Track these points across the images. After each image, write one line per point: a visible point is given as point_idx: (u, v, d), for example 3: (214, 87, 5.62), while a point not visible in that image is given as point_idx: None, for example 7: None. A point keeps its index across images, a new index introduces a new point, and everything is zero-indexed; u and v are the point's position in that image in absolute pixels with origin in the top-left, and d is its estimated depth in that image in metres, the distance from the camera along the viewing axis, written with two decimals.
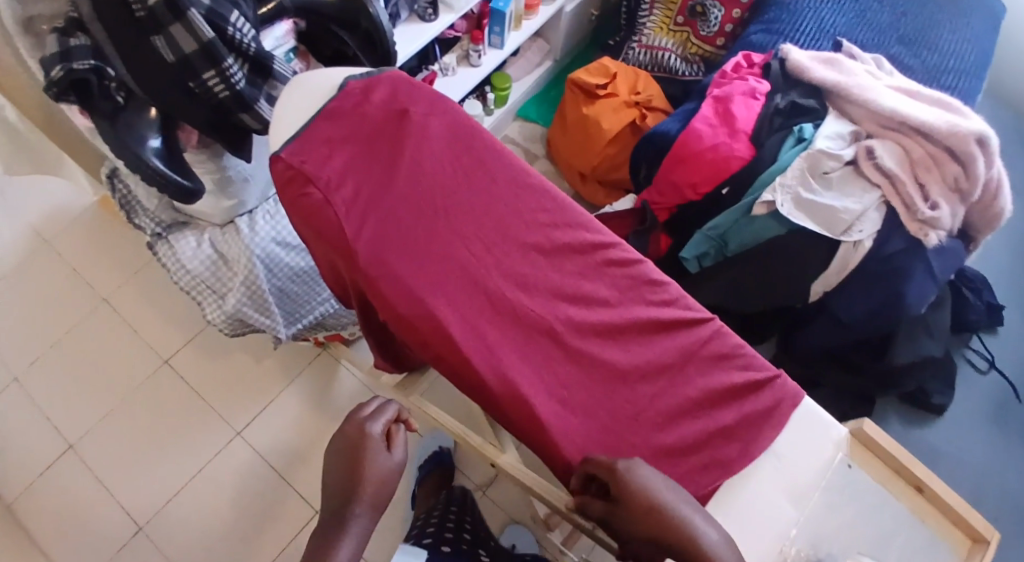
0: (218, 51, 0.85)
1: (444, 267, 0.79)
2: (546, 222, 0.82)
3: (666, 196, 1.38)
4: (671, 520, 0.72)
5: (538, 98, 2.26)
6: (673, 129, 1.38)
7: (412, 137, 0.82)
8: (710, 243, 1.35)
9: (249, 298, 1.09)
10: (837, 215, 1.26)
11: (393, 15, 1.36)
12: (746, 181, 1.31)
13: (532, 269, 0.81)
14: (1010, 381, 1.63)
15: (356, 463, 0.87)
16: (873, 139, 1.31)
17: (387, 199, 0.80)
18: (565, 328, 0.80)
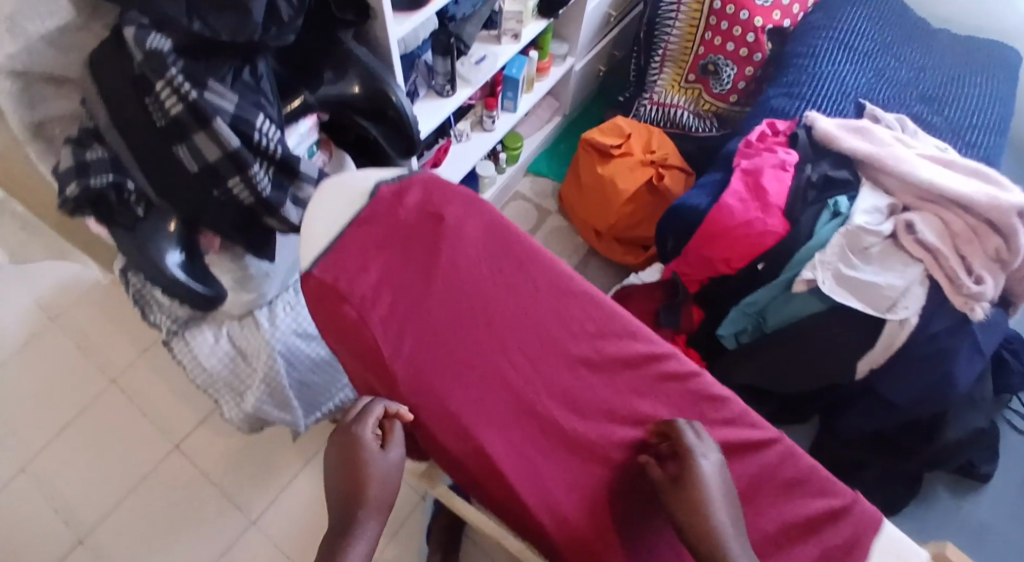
0: (244, 159, 0.90)
1: (491, 385, 0.83)
2: (594, 335, 0.86)
3: (695, 269, 1.33)
4: (721, 505, 0.76)
5: (548, 154, 2.15)
6: (702, 205, 1.31)
7: (448, 246, 0.88)
8: (748, 320, 1.30)
9: (269, 394, 1.05)
10: (881, 292, 1.21)
11: (411, 93, 1.34)
12: (783, 256, 1.25)
13: (571, 376, 0.85)
14: None
15: (352, 468, 0.77)
16: (912, 211, 1.27)
17: (426, 306, 0.85)
18: (606, 435, 0.83)
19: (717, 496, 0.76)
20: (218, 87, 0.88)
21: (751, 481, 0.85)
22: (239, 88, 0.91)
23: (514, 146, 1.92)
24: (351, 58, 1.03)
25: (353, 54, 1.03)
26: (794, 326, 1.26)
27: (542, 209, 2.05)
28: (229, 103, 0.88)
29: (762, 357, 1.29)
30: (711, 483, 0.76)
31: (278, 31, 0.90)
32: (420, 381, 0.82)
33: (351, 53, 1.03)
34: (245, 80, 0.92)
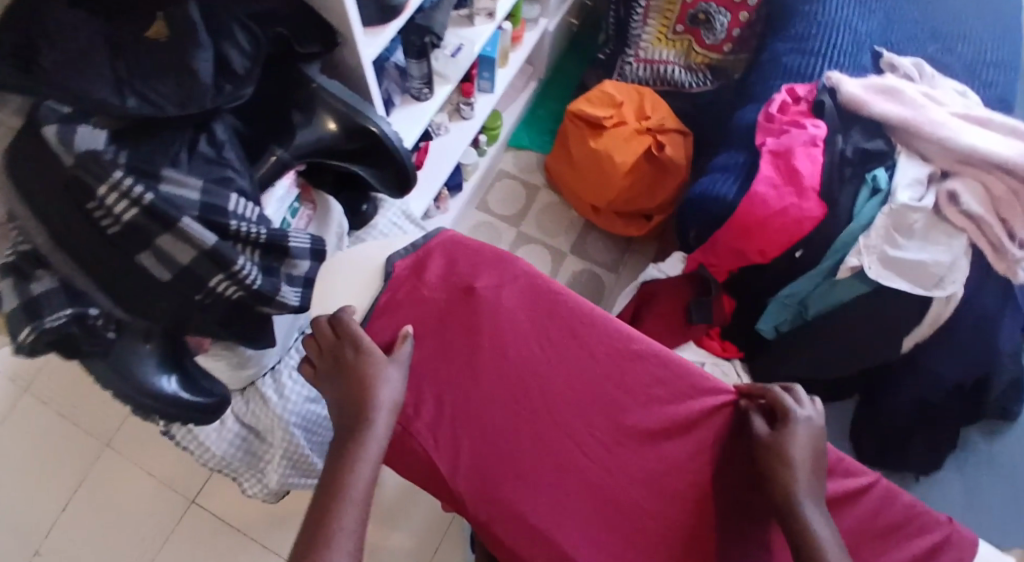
0: (227, 255, 0.77)
1: (557, 462, 0.83)
2: (648, 393, 0.86)
3: (724, 259, 1.25)
4: (811, 467, 0.79)
5: (528, 124, 1.91)
6: (730, 195, 1.22)
7: (488, 319, 0.88)
8: (789, 310, 1.21)
9: (292, 466, 1.01)
10: (927, 270, 1.12)
11: (387, 102, 1.17)
12: (823, 243, 1.17)
13: (639, 448, 0.84)
14: None
15: (356, 381, 0.81)
16: (952, 179, 1.18)
17: (478, 397, 0.85)
18: (686, 505, 0.82)
19: (805, 461, 0.79)
20: (174, 175, 0.77)
21: (848, 530, 0.86)
22: (201, 165, 0.81)
23: (494, 125, 1.70)
24: (319, 96, 0.93)
25: (320, 92, 0.93)
26: (838, 313, 1.18)
27: (531, 185, 1.83)
28: (194, 191, 0.77)
29: (806, 346, 1.23)
30: (802, 449, 0.80)
31: (233, 88, 0.81)
32: (487, 481, 0.82)
33: (320, 90, 0.93)
34: (204, 153, 0.82)
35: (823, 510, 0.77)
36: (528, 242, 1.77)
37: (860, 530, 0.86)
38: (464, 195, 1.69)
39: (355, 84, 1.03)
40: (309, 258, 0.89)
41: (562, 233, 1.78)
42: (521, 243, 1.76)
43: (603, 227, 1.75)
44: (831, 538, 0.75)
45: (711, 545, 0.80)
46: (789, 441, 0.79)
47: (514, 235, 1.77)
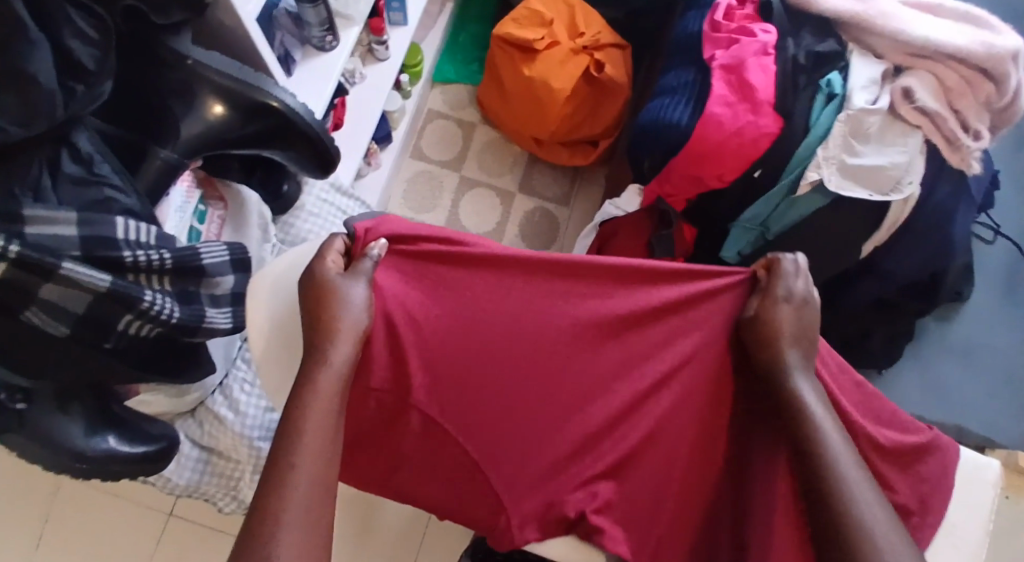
0: (132, 294, 0.71)
1: (557, 378, 0.83)
2: (641, 297, 0.86)
3: (682, 187, 1.20)
4: (795, 338, 0.80)
5: (450, 52, 1.81)
6: (685, 119, 1.16)
7: (469, 256, 0.85)
8: (751, 234, 1.19)
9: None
10: (885, 172, 1.08)
11: (283, 59, 1.05)
12: (780, 159, 1.13)
13: (639, 357, 0.85)
14: (1019, 247, 1.48)
15: (321, 303, 0.77)
16: (907, 75, 1.12)
17: (468, 346, 0.82)
18: (695, 397, 0.84)
19: (787, 332, 0.80)
20: (42, 210, 0.68)
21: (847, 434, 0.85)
22: (69, 188, 0.74)
23: (415, 62, 1.65)
24: (198, 74, 0.82)
25: (199, 70, 0.82)
26: (800, 230, 1.16)
27: (465, 123, 1.77)
28: (70, 226, 0.69)
29: None
30: (788, 323, 0.81)
31: (87, 88, 0.73)
32: (494, 433, 0.81)
33: (199, 67, 0.82)
34: (71, 173, 0.74)
35: (813, 378, 0.80)
36: (471, 184, 1.73)
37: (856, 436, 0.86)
38: (394, 145, 1.65)
39: (246, 50, 0.90)
40: (230, 271, 0.84)
41: (507, 169, 1.74)
42: (466, 189, 1.72)
43: (547, 159, 1.72)
44: (822, 406, 0.77)
45: (725, 434, 0.83)
46: (769, 318, 0.82)
47: (457, 180, 1.72)
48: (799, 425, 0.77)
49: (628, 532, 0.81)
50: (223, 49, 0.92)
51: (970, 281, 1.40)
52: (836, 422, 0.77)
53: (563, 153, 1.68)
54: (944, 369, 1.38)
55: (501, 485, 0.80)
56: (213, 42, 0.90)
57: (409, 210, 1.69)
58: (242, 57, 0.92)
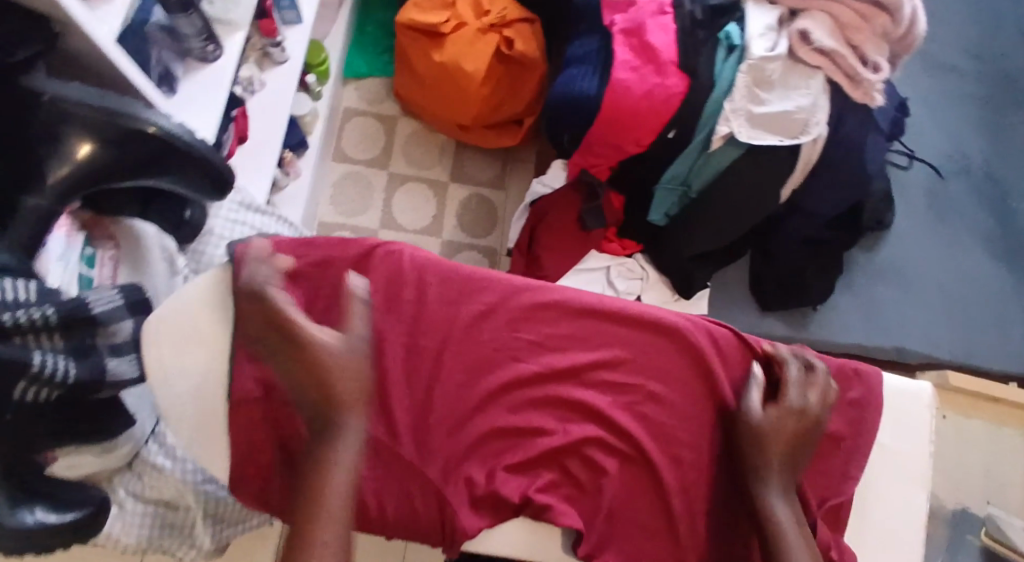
0: (21, 359, 0.68)
1: (479, 374, 0.84)
2: (571, 303, 0.87)
3: (603, 156, 1.20)
4: (783, 461, 0.80)
5: (358, 45, 1.77)
6: (594, 90, 1.14)
7: (379, 267, 0.86)
8: (675, 193, 1.20)
9: (221, 520, 1.00)
10: (792, 118, 1.10)
11: (163, 77, 1.01)
12: (692, 117, 1.13)
13: (560, 340, 0.86)
14: (934, 168, 1.52)
15: (316, 367, 0.75)
16: (802, 18, 1.13)
17: (386, 348, 0.83)
18: (638, 411, 0.85)
19: (783, 444, 0.80)
20: None
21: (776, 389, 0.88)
22: None
23: (319, 61, 1.61)
24: (60, 110, 0.78)
25: (61, 105, 0.78)
26: (719, 184, 1.16)
27: (385, 117, 1.75)
28: None
29: (698, 222, 1.20)
30: (782, 427, 0.80)
31: None
32: (427, 430, 0.81)
33: (59, 101, 0.78)
34: None
35: (789, 498, 0.79)
36: (400, 179, 1.70)
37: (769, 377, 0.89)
38: (312, 150, 1.61)
39: (121, 77, 0.86)
40: (128, 315, 0.81)
41: (436, 160, 1.73)
42: (396, 185, 1.70)
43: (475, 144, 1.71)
44: (796, 522, 0.77)
45: (659, 414, 0.86)
46: (771, 431, 0.80)
47: (385, 178, 1.70)
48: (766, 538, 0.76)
49: (577, 508, 0.82)
50: (97, 81, 0.87)
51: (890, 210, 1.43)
52: (806, 536, 0.77)
53: (488, 135, 1.67)
54: (878, 296, 1.42)
55: (449, 486, 0.80)
56: (88, 73, 0.86)
57: (340, 215, 1.65)
58: (119, 85, 0.87)
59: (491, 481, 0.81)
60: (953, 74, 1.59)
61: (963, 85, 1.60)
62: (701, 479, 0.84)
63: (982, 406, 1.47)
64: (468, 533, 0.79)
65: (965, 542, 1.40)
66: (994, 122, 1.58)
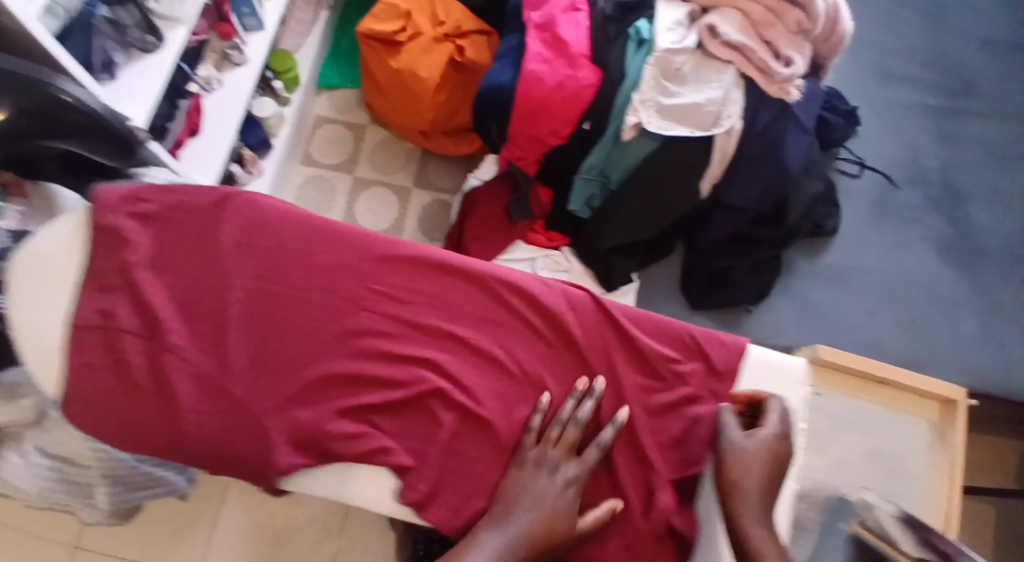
0: None
1: (315, 323, 0.92)
2: (416, 261, 0.95)
3: (528, 150, 1.28)
4: (760, 493, 0.86)
5: (333, 59, 1.86)
6: (508, 81, 1.23)
7: (237, 211, 0.94)
8: (593, 184, 1.27)
9: (122, 484, 1.07)
10: (702, 110, 1.16)
11: (105, 65, 1.09)
12: (604, 108, 1.20)
13: (400, 296, 0.94)
14: (884, 175, 1.50)
15: (536, 491, 0.87)
16: (712, 13, 1.19)
17: (229, 292, 0.91)
18: (473, 365, 0.93)
19: (763, 470, 0.87)
20: None
21: (635, 354, 0.95)
22: None
23: (286, 67, 1.68)
24: None
25: None
26: (636, 174, 1.22)
27: (354, 125, 1.82)
28: None
29: (618, 212, 1.26)
30: (760, 455, 0.88)
31: None
32: (258, 371, 0.89)
33: None
34: None
35: (767, 527, 0.85)
36: (365, 184, 1.77)
37: (617, 337, 0.96)
38: (276, 152, 1.68)
39: (49, 57, 0.95)
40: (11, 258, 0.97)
41: (401, 166, 1.80)
42: (360, 189, 1.77)
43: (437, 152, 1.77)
44: (774, 549, 0.84)
45: (482, 369, 0.93)
46: (753, 455, 0.87)
47: (350, 182, 1.77)
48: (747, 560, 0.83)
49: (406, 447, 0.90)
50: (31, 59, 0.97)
51: (830, 214, 1.43)
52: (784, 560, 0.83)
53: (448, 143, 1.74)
54: (815, 296, 1.41)
55: (274, 426, 0.87)
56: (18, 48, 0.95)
57: None
58: (47, 62, 0.96)
59: (317, 421, 0.88)
60: (908, 82, 1.56)
61: (933, 92, 1.55)
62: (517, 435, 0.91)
63: (861, 386, 1.20)
64: (283, 467, 0.87)
65: (837, 529, 1.14)
66: (948, 131, 1.53)
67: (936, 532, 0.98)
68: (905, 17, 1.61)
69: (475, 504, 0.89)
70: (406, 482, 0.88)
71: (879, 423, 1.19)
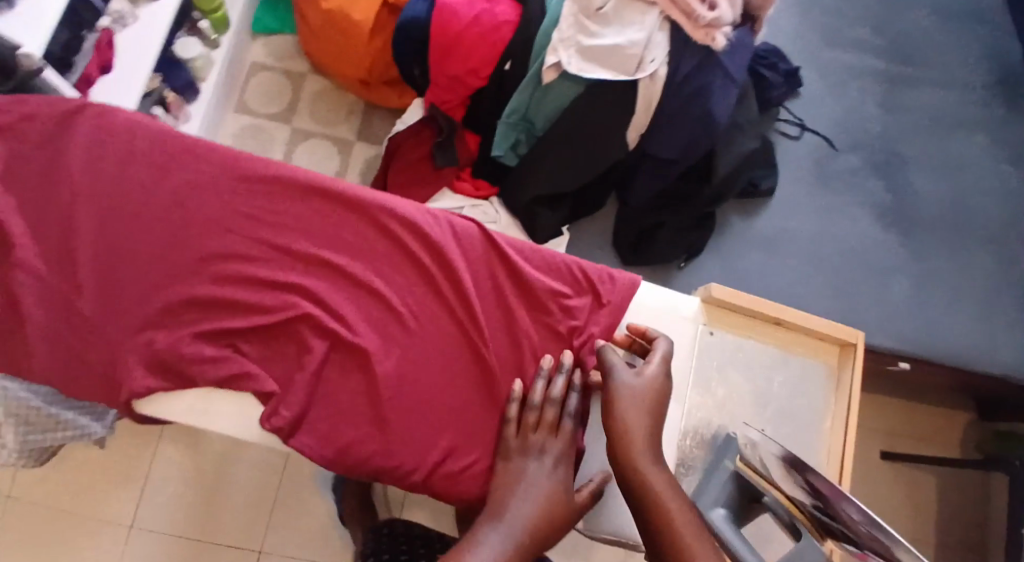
0: None
1: (173, 245, 0.95)
2: (276, 182, 0.98)
3: (451, 92, 1.29)
4: (648, 438, 0.88)
5: (271, 1, 1.70)
6: (424, 14, 1.24)
7: (94, 128, 0.98)
8: (517, 130, 1.24)
9: (27, 424, 1.01)
10: (625, 52, 1.14)
11: None
12: (525, 47, 1.22)
13: (261, 219, 0.97)
14: (825, 138, 1.47)
15: (527, 480, 0.88)
16: None
17: (88, 210, 0.95)
18: (337, 289, 0.96)
19: (649, 402, 0.90)
20: None
21: (516, 282, 0.99)
22: None
23: (215, 7, 1.53)
24: None
25: None
26: (559, 120, 1.20)
27: (294, 74, 1.69)
28: None
29: (541, 158, 1.24)
30: (643, 391, 0.90)
31: None
32: (115, 289, 0.93)
33: None
34: None
35: (661, 466, 0.86)
36: (307, 136, 1.66)
37: (495, 266, 0.99)
38: (205, 96, 1.55)
39: None
40: None
41: (344, 119, 1.67)
42: (299, 140, 1.65)
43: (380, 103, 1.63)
44: (666, 484, 0.84)
45: (342, 294, 0.96)
46: (638, 390, 0.90)
47: (289, 133, 1.66)
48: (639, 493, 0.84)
49: (273, 373, 0.93)
50: None
51: (765, 173, 1.40)
52: (680, 496, 0.84)
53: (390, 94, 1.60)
54: (745, 260, 1.39)
55: (128, 350, 0.91)
56: None
57: None
58: None
59: (172, 346, 0.91)
60: (858, 46, 1.53)
61: (884, 54, 1.52)
62: (380, 364, 0.93)
63: (755, 325, 1.11)
64: (137, 390, 0.90)
65: (718, 468, 1.01)
66: (899, 95, 1.49)
67: (811, 470, 0.83)
68: None
69: (346, 433, 0.92)
70: (270, 407, 0.91)
71: (771, 363, 1.10)
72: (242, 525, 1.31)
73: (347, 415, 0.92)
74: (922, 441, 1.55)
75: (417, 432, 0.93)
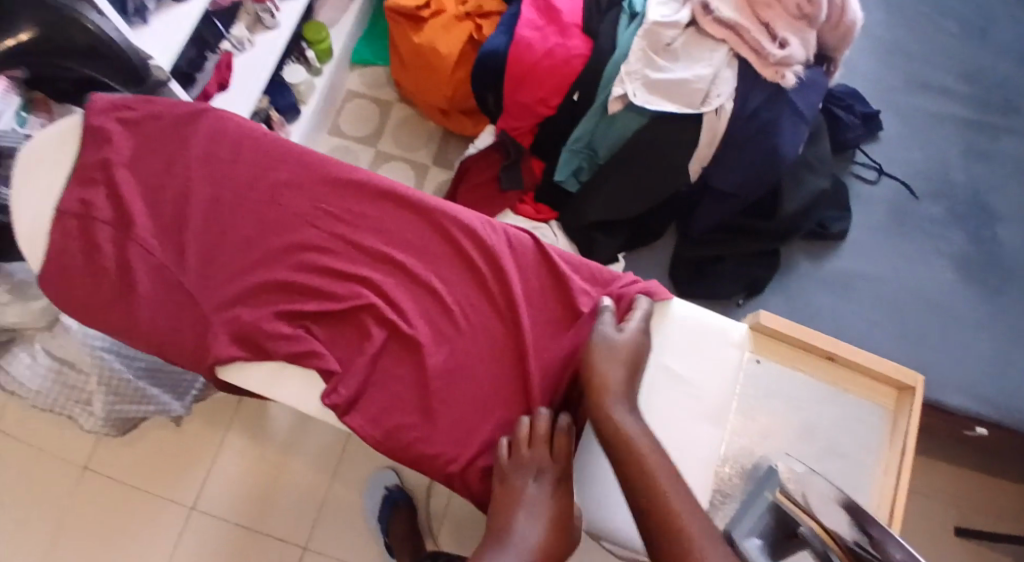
0: None
1: (262, 235, 1.04)
2: (358, 186, 1.06)
3: (521, 118, 1.35)
4: (624, 387, 0.94)
5: (368, 37, 1.82)
6: (501, 46, 1.31)
7: (204, 126, 1.08)
8: (580, 157, 1.30)
9: (115, 395, 1.23)
10: (690, 86, 1.18)
11: (136, 10, 1.16)
12: (594, 80, 1.27)
13: (341, 217, 1.05)
14: (904, 185, 1.45)
15: (525, 502, 0.89)
16: None
17: (191, 196, 1.05)
18: (406, 285, 1.02)
19: (629, 359, 0.96)
20: None
21: (559, 288, 1.03)
22: None
23: (320, 38, 1.64)
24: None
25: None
26: (622, 147, 1.25)
27: (382, 101, 1.79)
28: None
29: (604, 185, 1.28)
30: (627, 348, 0.97)
31: None
32: (208, 270, 1.02)
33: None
34: None
35: (636, 415, 0.93)
36: (386, 160, 1.74)
37: (551, 275, 1.04)
38: (305, 117, 1.67)
39: None
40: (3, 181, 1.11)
41: (422, 145, 1.75)
42: (381, 162, 1.74)
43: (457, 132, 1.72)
44: (642, 433, 0.91)
45: (407, 289, 1.02)
46: (619, 346, 0.97)
47: (372, 155, 1.74)
48: (615, 440, 0.91)
49: (338, 355, 0.99)
50: None
51: (835, 217, 1.39)
52: (652, 441, 0.91)
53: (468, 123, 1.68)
54: (813, 299, 1.37)
55: (216, 320, 0.99)
56: None
57: None
58: None
59: (255, 321, 0.99)
60: (942, 94, 1.51)
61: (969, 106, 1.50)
62: (438, 358, 0.99)
63: (808, 361, 1.13)
64: (221, 355, 0.97)
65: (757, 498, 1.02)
66: (981, 146, 1.47)
67: (869, 514, 0.86)
68: (952, 29, 1.56)
69: (397, 418, 0.97)
70: (331, 386, 0.97)
71: (819, 398, 1.11)
72: (295, 517, 1.37)
73: (402, 403, 0.98)
74: (997, 514, 1.48)
75: (459, 418, 0.98)
